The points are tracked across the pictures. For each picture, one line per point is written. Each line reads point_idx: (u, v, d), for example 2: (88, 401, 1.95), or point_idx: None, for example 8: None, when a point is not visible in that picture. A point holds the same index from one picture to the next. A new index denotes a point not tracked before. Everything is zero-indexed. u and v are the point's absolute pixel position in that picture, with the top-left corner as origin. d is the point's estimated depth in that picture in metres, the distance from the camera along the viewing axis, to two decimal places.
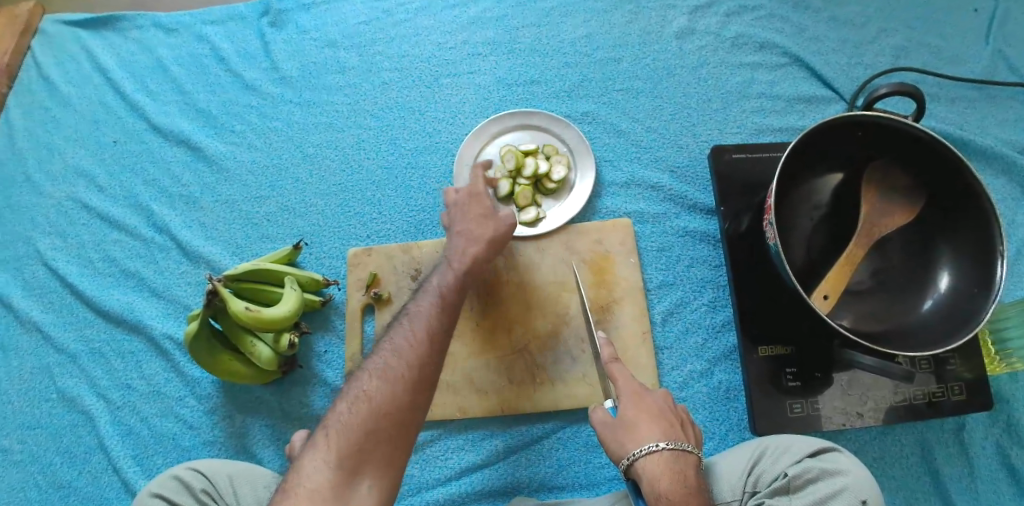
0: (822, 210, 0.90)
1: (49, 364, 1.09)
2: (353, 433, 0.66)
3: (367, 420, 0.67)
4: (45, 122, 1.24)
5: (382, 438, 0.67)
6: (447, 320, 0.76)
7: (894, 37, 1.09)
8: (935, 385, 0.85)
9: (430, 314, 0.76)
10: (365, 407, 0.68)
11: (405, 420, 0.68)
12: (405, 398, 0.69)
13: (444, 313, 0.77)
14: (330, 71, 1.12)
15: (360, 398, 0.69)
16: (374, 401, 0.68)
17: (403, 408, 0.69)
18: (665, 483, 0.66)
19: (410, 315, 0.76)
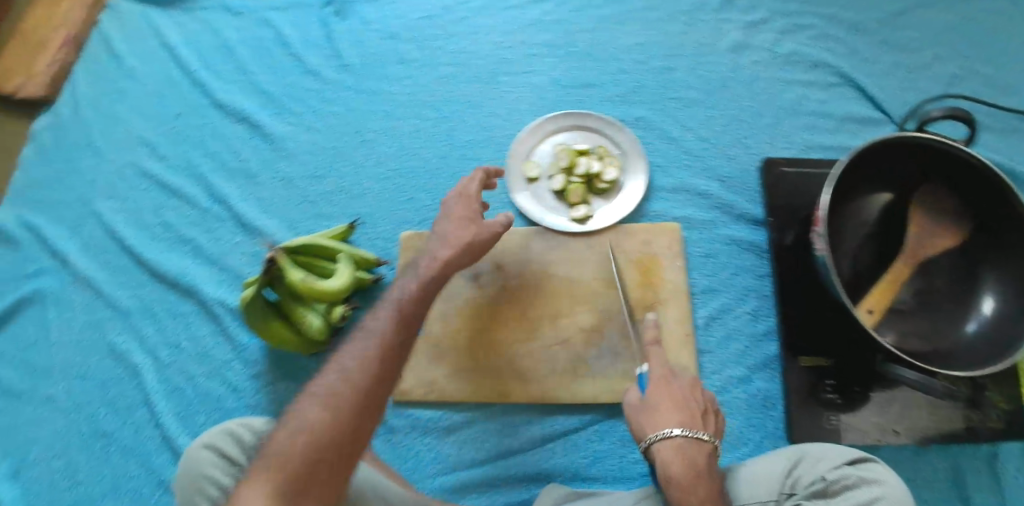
0: (870, 229, 0.91)
1: (100, 318, 1.13)
2: (297, 460, 0.62)
3: (307, 450, 0.63)
4: (110, 93, 1.29)
5: (323, 467, 0.63)
6: (406, 331, 0.72)
7: (948, 65, 1.09)
8: (972, 410, 0.86)
9: (385, 325, 0.72)
10: (307, 436, 0.64)
11: (348, 445, 0.65)
12: (351, 421, 0.65)
13: (402, 324, 0.72)
14: (391, 62, 1.15)
15: (301, 424, 0.65)
16: (317, 428, 0.64)
17: (347, 433, 0.65)
18: (677, 467, 0.70)
19: (361, 331, 0.72)
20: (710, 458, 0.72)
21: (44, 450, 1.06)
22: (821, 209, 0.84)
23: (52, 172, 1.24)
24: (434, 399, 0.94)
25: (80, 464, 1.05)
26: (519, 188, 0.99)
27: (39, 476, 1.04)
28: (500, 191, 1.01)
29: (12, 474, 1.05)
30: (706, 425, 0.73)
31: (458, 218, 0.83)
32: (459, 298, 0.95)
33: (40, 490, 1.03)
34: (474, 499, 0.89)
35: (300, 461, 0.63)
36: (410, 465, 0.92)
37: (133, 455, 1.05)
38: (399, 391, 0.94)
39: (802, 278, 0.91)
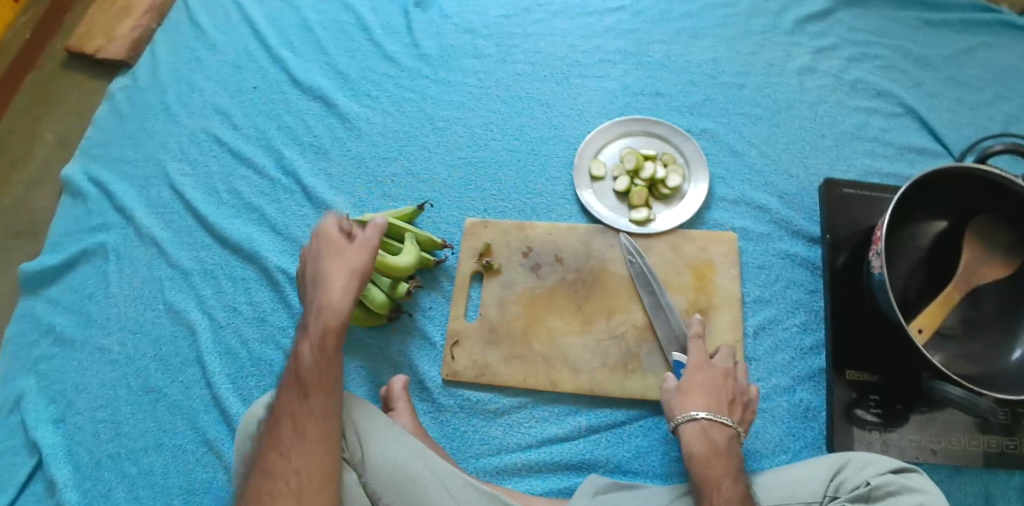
0: (923, 253, 0.95)
1: (161, 277, 1.16)
2: (267, 493, 0.73)
3: (267, 487, 0.73)
4: (189, 61, 1.34)
5: (285, 494, 0.72)
6: (324, 360, 0.80)
7: (1010, 104, 1.11)
8: (1008, 437, 0.88)
9: (311, 361, 0.80)
10: (268, 473, 0.74)
11: (298, 472, 0.74)
12: (298, 453, 0.75)
13: (318, 357, 0.80)
14: (467, 56, 1.22)
15: (264, 465, 0.75)
16: (273, 465, 0.75)
17: (295, 463, 0.74)
18: (699, 441, 0.78)
19: (293, 372, 0.81)
20: (731, 441, 0.79)
21: (89, 399, 1.08)
22: (879, 229, 0.89)
23: (125, 132, 1.29)
24: (485, 382, 0.97)
25: (126, 417, 1.06)
26: (584, 187, 1.07)
27: (82, 424, 1.06)
28: (565, 187, 1.09)
29: (57, 420, 1.07)
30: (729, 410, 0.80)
31: (331, 258, 0.86)
32: (518, 286, 1.01)
33: (82, 440, 1.05)
34: (516, 481, 0.92)
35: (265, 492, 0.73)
36: (456, 444, 0.95)
37: (179, 412, 1.06)
38: (453, 372, 0.98)
39: (853, 297, 0.94)
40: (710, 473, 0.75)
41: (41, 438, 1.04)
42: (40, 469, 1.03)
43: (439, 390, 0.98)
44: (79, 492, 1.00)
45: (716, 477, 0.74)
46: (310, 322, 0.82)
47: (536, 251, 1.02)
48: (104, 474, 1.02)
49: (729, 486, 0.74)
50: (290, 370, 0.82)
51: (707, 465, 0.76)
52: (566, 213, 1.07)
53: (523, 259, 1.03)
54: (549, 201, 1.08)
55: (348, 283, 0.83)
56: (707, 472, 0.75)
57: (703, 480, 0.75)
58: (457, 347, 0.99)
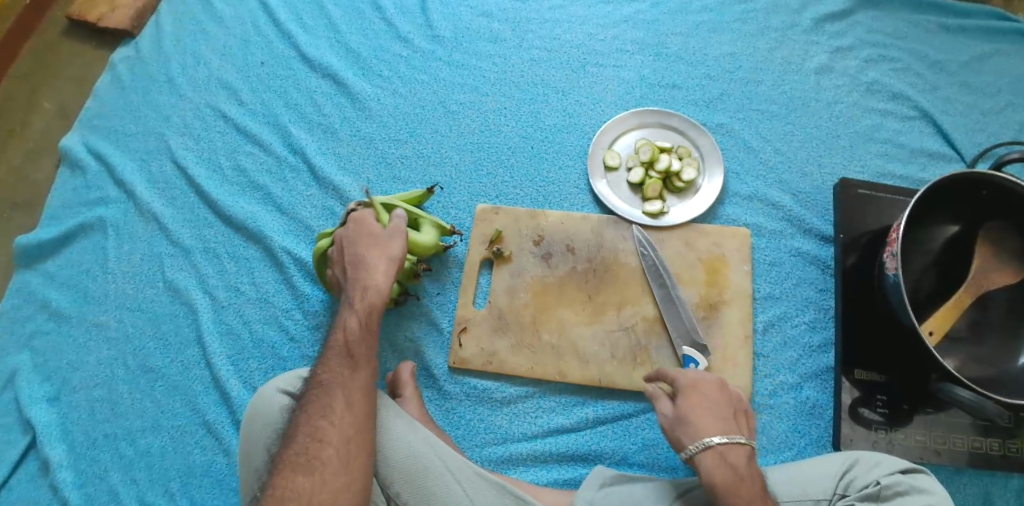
0: (933, 257, 0.95)
1: (162, 254, 1.14)
2: (315, 459, 0.72)
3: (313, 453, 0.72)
4: (196, 35, 1.31)
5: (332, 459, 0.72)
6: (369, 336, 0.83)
7: (1023, 112, 1.11)
8: (1010, 440, 0.89)
9: (356, 335, 0.83)
10: (314, 440, 0.74)
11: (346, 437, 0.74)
12: (346, 419, 0.75)
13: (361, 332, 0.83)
14: (482, 39, 1.21)
15: (308, 431, 0.74)
16: (318, 431, 0.74)
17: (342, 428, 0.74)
18: (721, 472, 0.72)
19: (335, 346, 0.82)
20: (751, 459, 0.74)
21: (85, 377, 1.06)
22: (895, 230, 0.89)
23: (127, 105, 1.27)
24: (492, 370, 0.97)
25: (123, 396, 1.05)
26: (597, 176, 1.06)
27: (76, 403, 1.04)
28: (578, 176, 1.08)
29: (52, 397, 1.05)
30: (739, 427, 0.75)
31: (369, 244, 0.89)
32: (528, 274, 1.00)
33: (76, 419, 1.03)
34: (522, 470, 0.92)
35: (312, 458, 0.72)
36: (461, 432, 0.95)
37: (177, 392, 1.04)
38: (460, 359, 0.97)
39: (864, 297, 0.95)
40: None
41: (35, 416, 1.02)
42: (32, 447, 1.01)
43: (445, 377, 0.97)
44: (74, 471, 0.99)
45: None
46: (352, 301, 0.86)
47: (548, 240, 1.01)
48: (98, 454, 1.00)
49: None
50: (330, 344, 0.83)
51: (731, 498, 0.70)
52: (578, 202, 1.06)
53: (534, 248, 1.02)
54: (561, 189, 1.07)
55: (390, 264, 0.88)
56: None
57: None
58: (464, 334, 0.98)
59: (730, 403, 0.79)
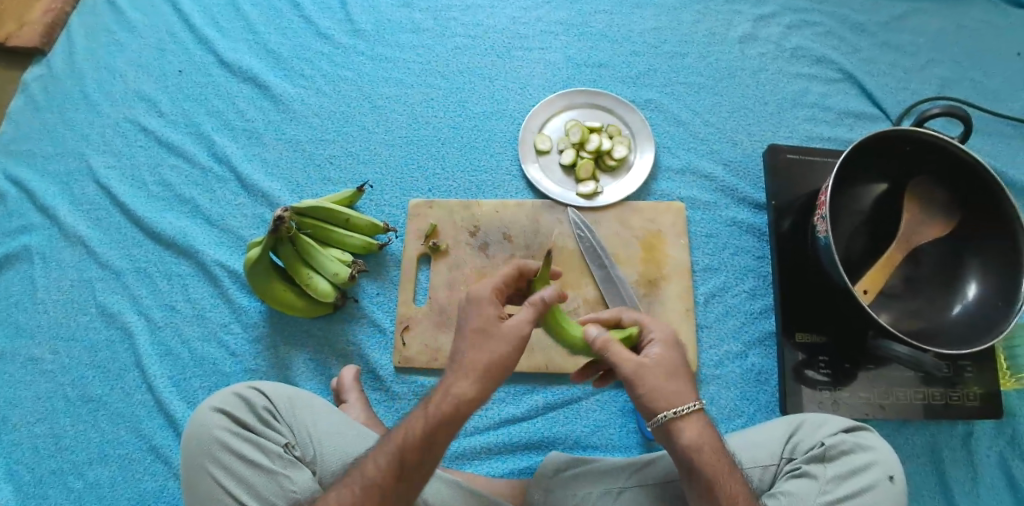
0: (862, 216, 0.96)
1: (91, 278, 1.07)
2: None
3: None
4: (109, 46, 1.24)
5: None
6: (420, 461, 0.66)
7: (941, 68, 1.14)
8: (951, 389, 0.90)
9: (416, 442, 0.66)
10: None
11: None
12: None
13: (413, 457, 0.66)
14: (404, 31, 1.18)
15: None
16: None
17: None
18: (689, 437, 0.69)
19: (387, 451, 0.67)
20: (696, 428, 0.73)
21: (25, 413, 1.00)
22: (823, 193, 0.90)
23: (42, 125, 1.18)
24: (438, 366, 0.95)
25: (64, 429, 0.99)
26: (530, 161, 1.05)
27: (17, 441, 0.98)
28: (511, 163, 1.07)
29: None
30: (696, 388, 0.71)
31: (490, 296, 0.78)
32: (467, 266, 0.99)
33: (21, 456, 0.97)
34: (476, 465, 0.91)
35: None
36: None
37: (121, 420, 0.99)
38: (405, 358, 0.95)
39: (799, 261, 0.95)
40: (712, 481, 0.68)
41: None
42: None
43: (392, 377, 0.95)
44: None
45: (719, 481, 0.68)
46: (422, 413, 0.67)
47: (484, 230, 1.00)
48: (46, 491, 0.95)
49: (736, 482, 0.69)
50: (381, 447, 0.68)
51: (704, 467, 0.68)
52: (513, 189, 1.05)
53: (470, 240, 1.00)
54: (495, 178, 1.06)
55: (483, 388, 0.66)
56: (707, 473, 0.68)
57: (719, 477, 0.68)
58: (407, 333, 0.97)
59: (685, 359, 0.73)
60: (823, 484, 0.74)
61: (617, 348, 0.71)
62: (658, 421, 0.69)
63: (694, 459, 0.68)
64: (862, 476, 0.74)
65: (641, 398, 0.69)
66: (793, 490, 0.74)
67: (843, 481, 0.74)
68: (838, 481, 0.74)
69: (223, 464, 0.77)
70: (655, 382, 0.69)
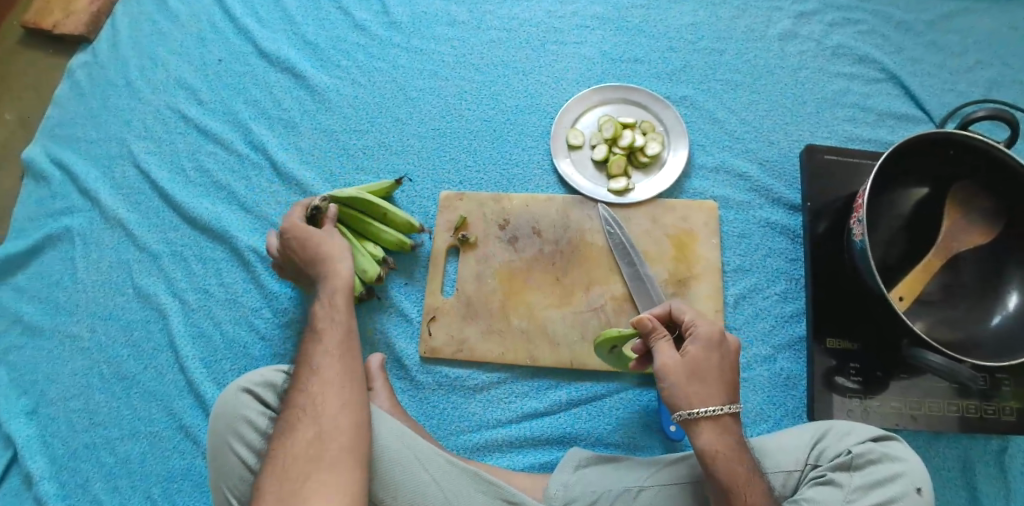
0: (903, 220, 0.93)
1: (130, 260, 1.10)
2: (283, 454, 0.69)
3: (313, 434, 0.69)
4: (152, 34, 1.26)
5: (339, 442, 0.69)
6: (349, 341, 0.78)
7: (989, 70, 1.10)
8: (986, 402, 0.88)
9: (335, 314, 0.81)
10: (306, 422, 0.70)
11: (334, 411, 0.71)
12: (337, 397, 0.72)
13: (343, 337, 0.78)
14: (440, 23, 1.18)
15: (304, 419, 0.71)
16: (313, 412, 0.71)
17: (334, 413, 0.71)
18: (710, 437, 0.69)
19: (318, 350, 0.77)
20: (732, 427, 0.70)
21: (63, 388, 1.03)
22: (862, 196, 0.88)
23: (85, 111, 1.21)
24: (463, 357, 0.96)
25: (100, 405, 1.02)
26: (562, 155, 1.05)
27: (56, 414, 1.02)
28: (542, 157, 1.07)
29: (30, 411, 1.02)
30: (735, 393, 0.71)
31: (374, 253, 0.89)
32: (495, 259, 0.99)
33: (58, 430, 1.01)
34: (497, 457, 0.91)
35: (314, 434, 0.69)
36: (435, 422, 0.93)
37: (153, 398, 1.02)
38: (431, 349, 0.96)
39: (832, 265, 0.94)
40: (729, 483, 0.67)
41: (15, 430, 0.99)
42: (13, 463, 0.99)
43: (417, 367, 0.96)
44: (57, 483, 0.97)
45: (739, 482, 0.67)
46: (321, 323, 0.80)
47: (513, 224, 1.00)
48: (80, 464, 0.98)
49: (755, 485, 0.68)
50: (307, 355, 0.77)
51: (723, 465, 0.68)
52: (543, 184, 1.05)
53: (499, 233, 1.01)
54: (525, 171, 1.06)
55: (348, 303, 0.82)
56: (726, 473, 0.68)
57: (729, 481, 0.68)
58: (434, 323, 0.97)
59: (728, 360, 0.72)
60: (848, 492, 0.72)
61: (660, 340, 0.73)
62: (678, 416, 0.69)
63: (715, 458, 0.68)
64: (889, 487, 0.72)
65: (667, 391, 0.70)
66: (816, 498, 0.73)
67: (868, 491, 0.72)
68: (864, 490, 0.72)
69: (247, 442, 0.78)
70: (679, 378, 0.70)
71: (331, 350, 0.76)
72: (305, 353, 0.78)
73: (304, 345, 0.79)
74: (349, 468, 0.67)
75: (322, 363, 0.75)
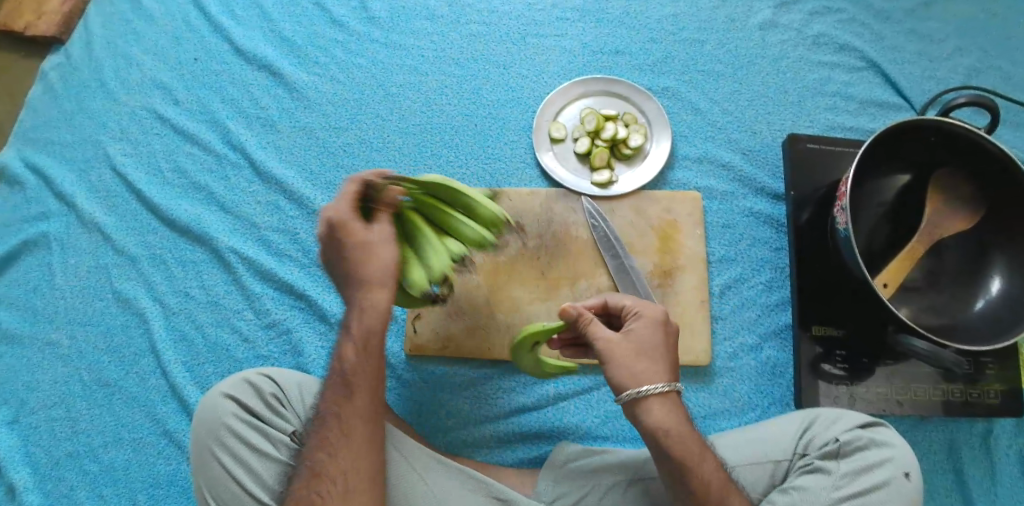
0: (886, 208, 0.94)
1: (108, 264, 1.08)
2: None
3: None
4: (125, 33, 1.23)
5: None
6: (378, 401, 0.71)
7: (968, 56, 1.10)
8: (971, 386, 0.89)
9: (358, 365, 0.71)
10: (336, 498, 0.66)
11: (363, 488, 0.67)
12: (366, 474, 0.68)
13: (373, 391, 0.71)
14: (419, 18, 1.17)
15: (333, 494, 0.66)
16: (343, 488, 0.67)
17: (363, 491, 0.67)
18: (654, 415, 0.69)
19: (346, 410, 0.70)
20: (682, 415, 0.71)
21: (43, 397, 1.01)
22: (843, 184, 0.88)
23: (60, 113, 1.18)
24: (450, 354, 0.95)
25: (82, 413, 1.00)
26: (544, 149, 1.05)
27: (37, 424, 1.00)
28: (525, 151, 1.06)
29: (11, 421, 1.00)
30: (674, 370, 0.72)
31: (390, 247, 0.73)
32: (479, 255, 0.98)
33: (40, 440, 0.99)
34: (487, 453, 0.91)
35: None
36: (423, 420, 0.93)
37: (135, 404, 1.00)
38: (417, 346, 0.95)
39: (816, 253, 0.94)
40: (681, 465, 0.68)
41: None
42: None
43: (403, 365, 0.95)
44: (41, 493, 0.95)
45: (688, 462, 0.68)
46: (351, 375, 0.71)
47: None
48: (64, 473, 0.97)
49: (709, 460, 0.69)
50: (334, 411, 0.70)
51: (674, 445, 0.68)
52: (526, 178, 1.05)
53: None
54: (507, 166, 1.06)
55: (379, 347, 0.72)
56: (676, 453, 0.68)
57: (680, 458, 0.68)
58: (419, 320, 0.96)
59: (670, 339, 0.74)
60: (836, 479, 0.72)
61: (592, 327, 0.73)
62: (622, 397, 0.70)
63: (663, 438, 0.69)
64: (878, 472, 0.72)
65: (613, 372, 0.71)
66: (805, 486, 0.73)
67: (857, 477, 0.72)
68: (852, 476, 0.72)
69: (231, 450, 0.77)
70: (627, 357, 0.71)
71: (363, 414, 0.70)
72: (331, 407, 0.70)
73: (328, 395, 0.71)
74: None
75: (352, 428, 0.69)
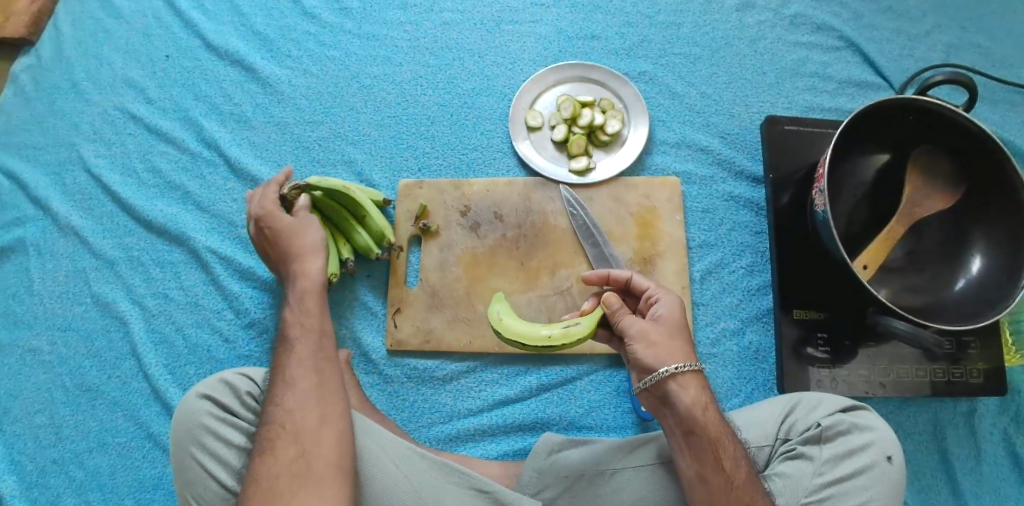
0: (865, 188, 0.93)
1: (85, 268, 1.06)
2: (264, 472, 0.64)
3: (294, 453, 0.65)
4: (95, 31, 1.20)
5: (324, 458, 0.65)
6: (324, 351, 0.74)
7: (947, 34, 1.09)
8: (954, 365, 0.88)
9: (304, 320, 0.76)
10: (286, 439, 0.66)
11: (315, 430, 0.67)
12: (315, 413, 0.68)
13: (317, 342, 0.74)
14: (392, 7, 1.15)
15: (284, 435, 0.66)
16: (292, 429, 0.66)
17: (314, 430, 0.67)
18: (692, 396, 0.68)
19: (291, 362, 0.72)
20: (705, 395, 0.69)
21: (26, 404, 1.00)
22: (821, 166, 0.87)
23: (31, 115, 1.16)
24: (431, 349, 0.94)
25: (65, 419, 0.99)
26: (521, 138, 1.04)
27: (20, 431, 0.98)
28: (502, 140, 1.05)
29: None
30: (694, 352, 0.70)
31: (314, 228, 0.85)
32: (458, 247, 0.97)
33: (24, 447, 0.97)
34: (470, 446, 0.90)
35: (296, 451, 0.65)
36: (405, 415, 0.92)
37: (118, 408, 0.99)
38: (397, 341, 0.94)
39: (796, 237, 0.94)
40: (716, 448, 0.67)
41: None
42: None
43: (385, 361, 0.94)
44: (26, 501, 0.94)
45: (721, 445, 0.67)
46: (292, 332, 0.75)
47: (474, 209, 0.99)
48: (49, 480, 0.96)
49: (730, 443, 0.68)
50: (280, 368, 0.72)
51: (708, 428, 0.67)
52: (504, 167, 1.03)
53: (461, 219, 0.99)
54: (484, 155, 1.05)
55: (320, 305, 0.78)
56: (711, 437, 0.67)
57: (699, 441, 0.67)
58: (399, 315, 0.95)
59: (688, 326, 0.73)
60: (818, 465, 0.73)
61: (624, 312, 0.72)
62: (655, 376, 0.68)
63: (699, 421, 0.68)
64: (858, 456, 0.72)
65: (642, 354, 0.69)
66: (787, 472, 0.73)
67: (838, 462, 0.72)
68: (833, 462, 0.73)
69: (208, 449, 0.76)
70: (660, 339, 0.70)
71: (308, 362, 0.72)
72: (278, 366, 0.73)
73: (275, 356, 0.74)
74: (336, 486, 0.64)
75: (296, 376, 0.71)
